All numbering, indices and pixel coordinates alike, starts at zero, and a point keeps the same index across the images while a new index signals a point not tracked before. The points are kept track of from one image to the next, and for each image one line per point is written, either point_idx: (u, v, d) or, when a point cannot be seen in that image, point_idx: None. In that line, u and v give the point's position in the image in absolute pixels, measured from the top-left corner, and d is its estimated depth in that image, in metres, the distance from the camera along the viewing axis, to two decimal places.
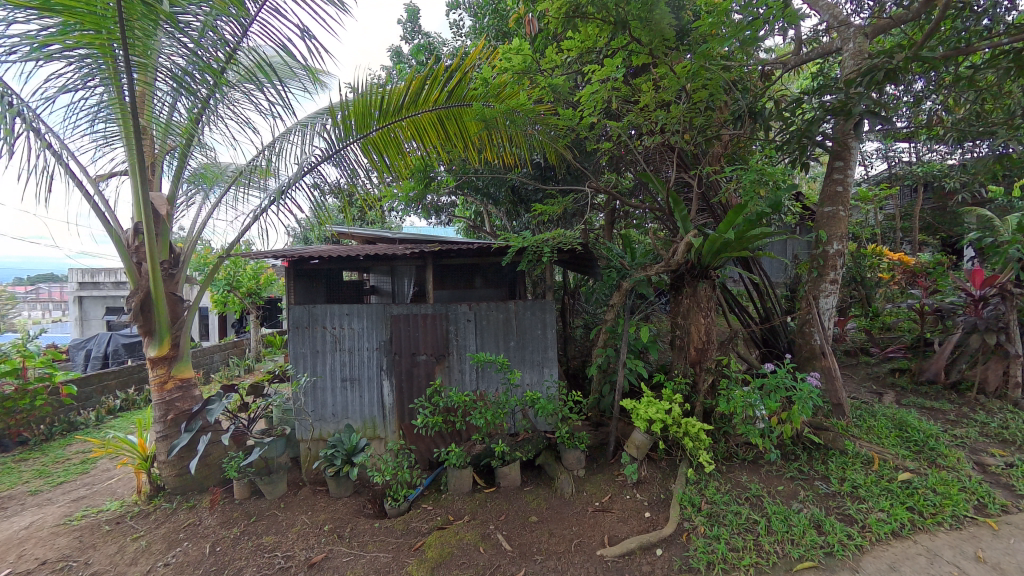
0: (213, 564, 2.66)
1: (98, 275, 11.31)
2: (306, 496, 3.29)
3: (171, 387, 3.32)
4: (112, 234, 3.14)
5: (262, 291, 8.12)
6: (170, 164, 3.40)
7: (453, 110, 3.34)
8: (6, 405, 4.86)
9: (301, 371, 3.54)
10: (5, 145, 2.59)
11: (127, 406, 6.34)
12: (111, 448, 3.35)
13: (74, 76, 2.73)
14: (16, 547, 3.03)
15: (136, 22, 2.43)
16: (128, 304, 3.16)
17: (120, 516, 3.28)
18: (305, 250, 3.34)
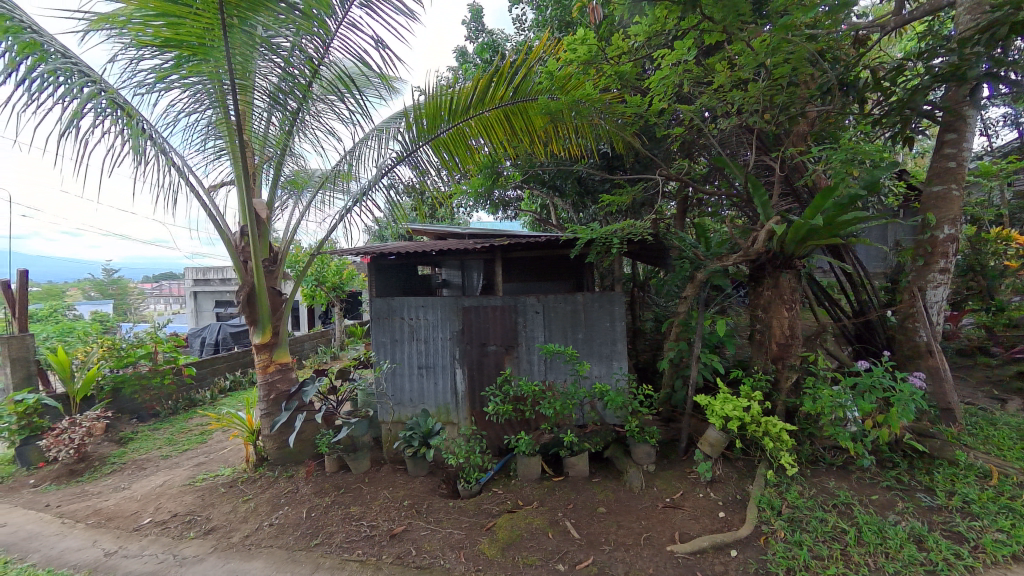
0: (310, 527, 2.98)
1: (208, 272, 12.87)
2: (387, 473, 3.56)
3: (272, 370, 3.73)
4: (223, 236, 3.58)
5: (344, 285, 8.83)
6: (267, 173, 3.81)
7: (519, 106, 3.39)
8: (143, 383, 5.73)
9: (383, 359, 3.84)
10: (141, 165, 3.05)
11: (235, 386, 7.22)
12: (225, 421, 3.86)
13: (190, 100, 3.15)
14: (155, 500, 3.61)
15: (237, 49, 2.74)
16: (237, 297, 3.58)
17: (232, 480, 3.78)
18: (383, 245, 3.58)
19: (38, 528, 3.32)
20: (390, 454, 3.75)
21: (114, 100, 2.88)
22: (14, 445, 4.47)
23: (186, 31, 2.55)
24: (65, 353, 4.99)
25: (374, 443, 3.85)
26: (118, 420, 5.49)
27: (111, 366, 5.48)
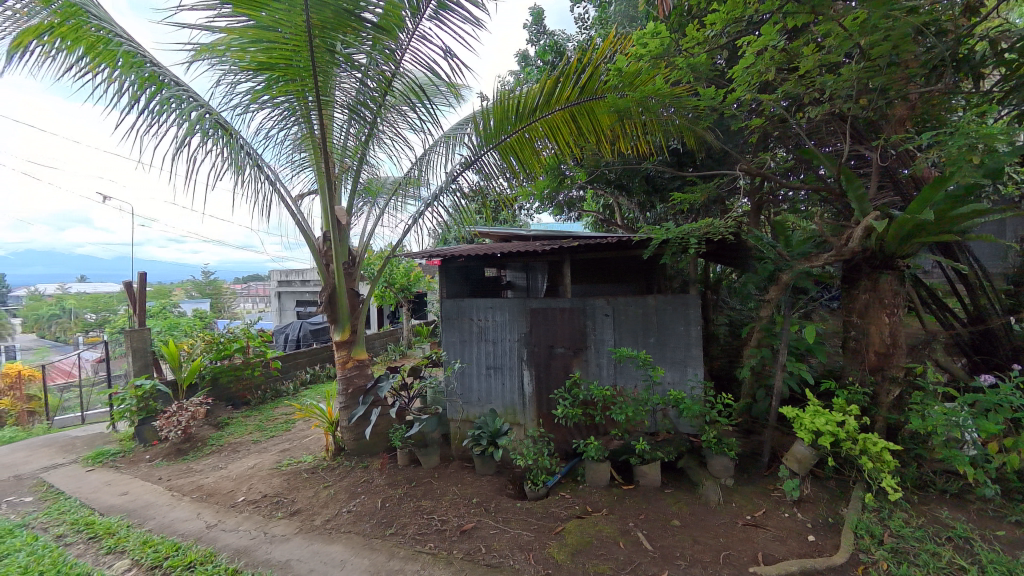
0: (384, 516, 3.13)
1: (291, 274, 14.02)
2: (455, 469, 3.66)
3: (350, 366, 3.96)
4: (309, 241, 3.86)
5: (411, 286, 9.24)
6: (346, 182, 4.07)
7: (585, 105, 3.32)
8: (237, 373, 6.36)
9: (453, 358, 3.97)
10: (240, 179, 3.37)
11: (314, 379, 7.80)
12: (308, 412, 4.16)
13: (281, 118, 3.43)
14: (248, 481, 3.97)
15: (322, 68, 2.95)
16: (321, 297, 3.84)
17: (314, 467, 4.06)
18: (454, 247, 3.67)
19: (155, 498, 3.78)
20: (457, 452, 3.85)
21: (217, 122, 3.19)
22: (135, 424, 5.14)
23: (277, 55, 2.78)
24: (176, 345, 5.66)
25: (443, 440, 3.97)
26: (216, 406, 6.12)
27: (211, 358, 6.12)
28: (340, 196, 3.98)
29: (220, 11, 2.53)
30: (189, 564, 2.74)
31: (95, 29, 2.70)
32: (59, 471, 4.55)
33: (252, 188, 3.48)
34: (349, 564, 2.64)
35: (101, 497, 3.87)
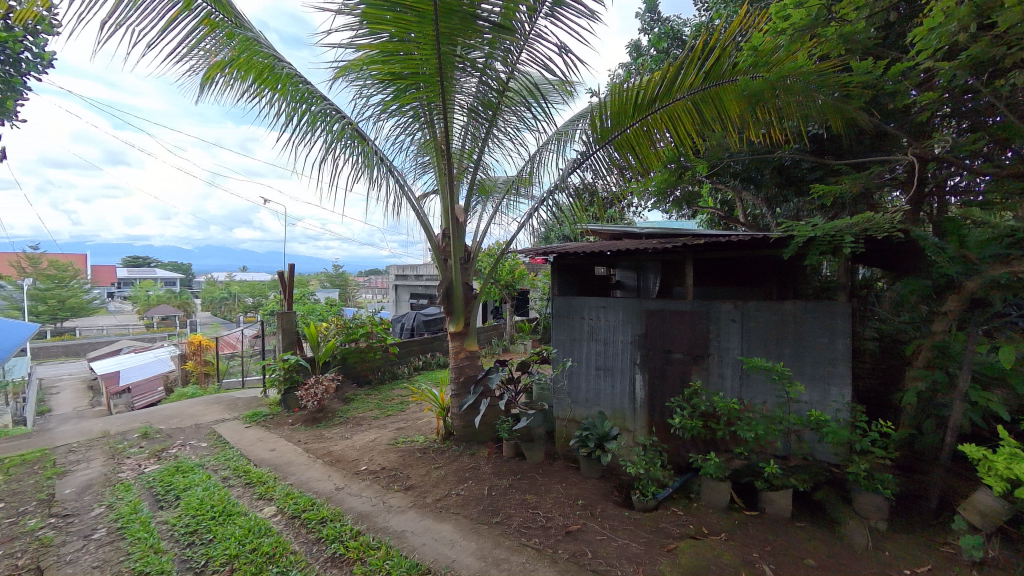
0: (490, 504, 3.24)
1: (407, 268, 15.37)
2: (560, 468, 3.69)
3: (463, 356, 4.18)
4: (430, 238, 4.14)
5: (516, 283, 9.50)
6: (465, 183, 4.29)
7: (711, 92, 3.02)
8: (362, 355, 7.14)
9: (563, 355, 3.97)
10: (373, 182, 3.72)
11: (426, 366, 8.44)
12: (423, 395, 4.49)
13: (409, 125, 3.72)
14: (371, 452, 4.42)
15: (448, 73, 3.12)
16: (439, 290, 4.12)
17: (426, 447, 4.38)
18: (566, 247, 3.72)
19: (297, 456, 4.40)
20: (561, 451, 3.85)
21: (354, 131, 3.56)
22: (282, 393, 6.03)
23: (407, 66, 2.98)
24: (315, 327, 6.52)
25: (546, 436, 4.00)
26: (345, 383, 6.94)
27: (342, 340, 6.95)
28: (457, 196, 4.22)
29: (359, 31, 2.77)
30: (323, 519, 3.12)
31: (263, 58, 3.06)
32: (228, 425, 5.53)
33: (384, 190, 3.83)
34: (456, 545, 2.78)
35: (257, 450, 4.62)
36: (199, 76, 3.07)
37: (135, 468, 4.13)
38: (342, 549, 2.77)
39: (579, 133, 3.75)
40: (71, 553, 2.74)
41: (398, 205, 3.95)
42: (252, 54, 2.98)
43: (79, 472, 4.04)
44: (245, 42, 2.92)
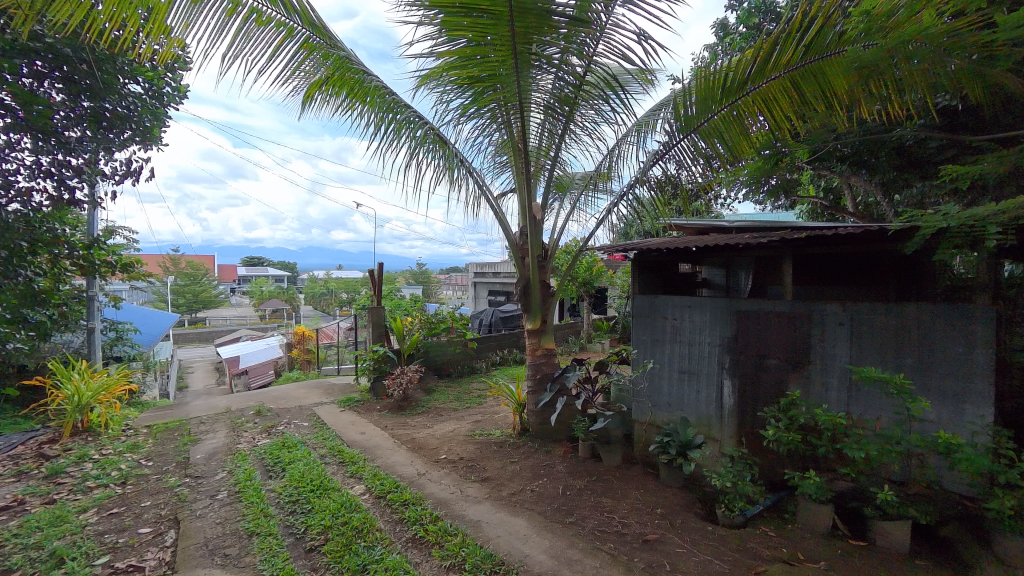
0: (564, 504, 3.23)
1: (485, 266, 15.81)
2: (637, 474, 3.58)
3: (540, 353, 4.19)
4: (508, 236, 4.21)
5: (593, 281, 9.35)
6: (542, 181, 4.29)
7: (814, 67, 2.69)
8: (442, 349, 7.48)
9: (643, 356, 3.83)
10: (454, 184, 3.86)
11: (502, 362, 8.64)
12: (500, 391, 4.59)
13: (486, 127, 3.80)
14: (451, 442, 4.62)
15: (524, 72, 3.12)
16: (517, 288, 4.17)
17: (502, 441, 4.48)
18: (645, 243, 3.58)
19: (384, 441, 4.72)
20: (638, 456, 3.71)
21: (436, 136, 3.72)
22: (371, 381, 6.52)
23: (485, 69, 3.05)
24: (400, 321, 6.95)
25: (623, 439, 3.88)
26: (427, 375, 7.33)
27: (425, 334, 7.34)
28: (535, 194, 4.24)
29: (439, 40, 2.87)
30: (405, 501, 3.31)
31: (354, 74, 3.28)
32: (325, 408, 6.09)
33: (464, 191, 3.96)
34: (529, 540, 2.80)
35: (350, 432, 5.05)
36: (300, 96, 3.29)
37: (251, 441, 4.70)
38: (422, 532, 2.92)
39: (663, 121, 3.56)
40: (201, 509, 3.20)
41: (477, 205, 4.07)
42: (344, 71, 3.21)
43: (208, 440, 4.70)
44: (338, 60, 3.15)
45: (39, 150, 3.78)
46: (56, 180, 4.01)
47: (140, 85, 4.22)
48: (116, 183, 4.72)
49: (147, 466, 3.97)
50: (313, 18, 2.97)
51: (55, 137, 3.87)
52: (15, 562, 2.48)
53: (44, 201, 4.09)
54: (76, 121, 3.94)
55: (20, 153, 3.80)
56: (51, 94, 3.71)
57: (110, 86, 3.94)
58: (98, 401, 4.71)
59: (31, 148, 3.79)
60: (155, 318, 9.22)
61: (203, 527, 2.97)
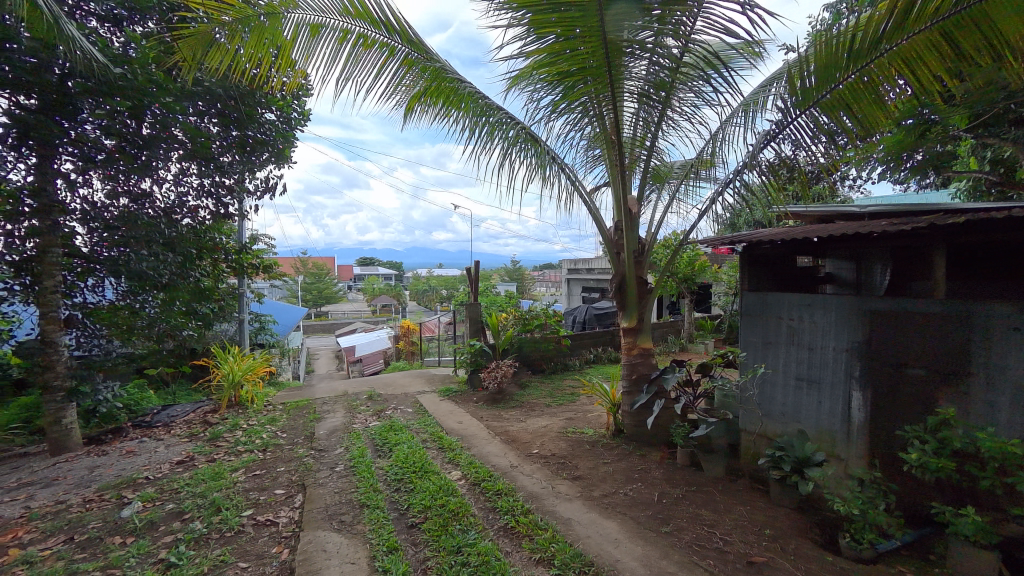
0: (659, 511, 3.07)
1: (579, 263, 15.69)
2: (743, 489, 3.27)
3: (635, 353, 4.03)
4: (602, 232, 4.09)
5: (695, 277, 8.74)
6: (637, 172, 4.08)
7: (977, 11, 2.16)
8: (536, 345, 7.58)
9: (753, 360, 3.49)
10: (546, 181, 3.85)
11: (596, 360, 8.49)
12: (593, 389, 4.51)
13: (577, 122, 3.70)
14: (543, 438, 4.66)
15: (615, 60, 2.98)
16: (611, 284, 4.05)
17: (595, 440, 4.41)
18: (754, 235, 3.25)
19: (480, 431, 4.94)
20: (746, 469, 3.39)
21: (527, 135, 3.71)
22: (468, 373, 6.85)
23: (575, 62, 2.96)
24: (495, 316, 7.20)
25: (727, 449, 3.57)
26: (522, 369, 7.49)
27: (519, 330, 7.50)
28: (630, 186, 4.05)
29: (528, 40, 2.85)
30: (498, 491, 3.42)
31: (449, 82, 3.37)
32: (427, 397, 6.55)
33: (556, 188, 3.92)
34: (621, 545, 2.70)
35: (449, 420, 5.37)
36: (403, 109, 3.44)
37: (364, 422, 5.24)
38: (513, 522, 2.99)
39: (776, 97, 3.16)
40: (323, 478, 3.65)
41: (569, 202, 4.01)
42: (440, 82, 3.32)
43: (329, 419, 5.34)
44: (435, 71, 3.29)
45: (203, 174, 4.51)
46: (215, 199, 4.83)
47: (274, 114, 4.93)
48: (259, 198, 5.58)
49: (282, 437, 4.64)
50: (410, 34, 3.15)
51: (213, 162, 4.58)
52: (188, 506, 3.07)
53: (208, 216, 4.96)
54: (228, 147, 4.65)
55: (191, 178, 4.50)
56: (210, 128, 4.43)
57: (252, 117, 4.67)
58: (247, 380, 5.61)
59: (197, 173, 4.49)
60: (291, 310, 10.71)
61: (324, 494, 3.38)
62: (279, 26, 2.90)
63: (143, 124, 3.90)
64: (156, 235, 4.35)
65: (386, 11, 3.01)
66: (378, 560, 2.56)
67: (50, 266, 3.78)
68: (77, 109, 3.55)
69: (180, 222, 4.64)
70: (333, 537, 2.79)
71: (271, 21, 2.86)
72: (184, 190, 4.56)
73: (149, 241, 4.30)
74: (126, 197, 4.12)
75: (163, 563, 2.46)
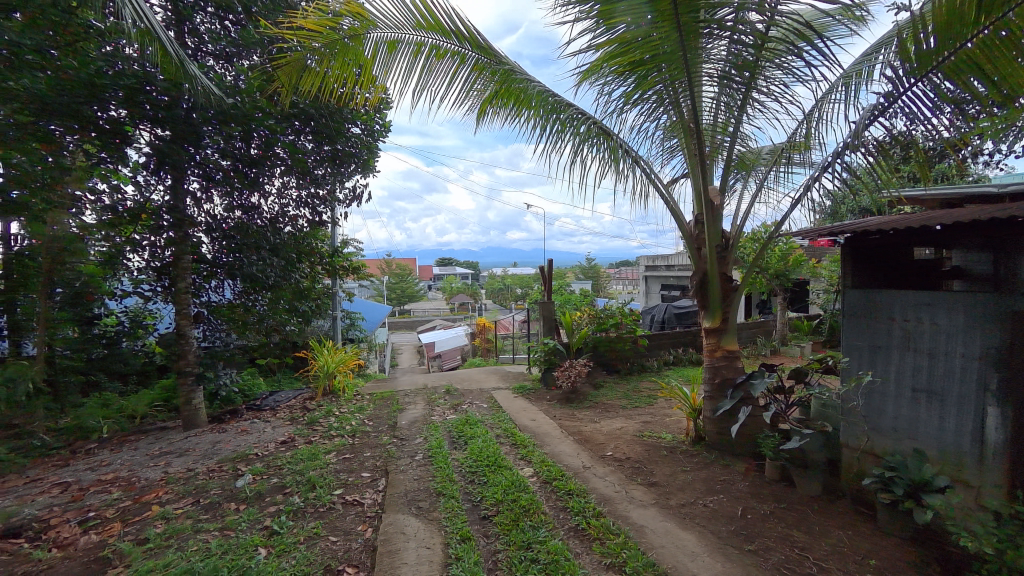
0: (742, 527, 2.84)
1: (658, 259, 15.02)
2: (845, 511, 2.92)
3: (719, 355, 3.75)
4: (681, 226, 3.87)
5: (790, 273, 7.92)
6: (720, 163, 3.79)
7: None
8: (610, 344, 7.39)
9: (857, 367, 3.06)
10: (619, 176, 3.72)
11: (676, 361, 8.08)
12: (671, 393, 4.29)
13: (651, 113, 3.53)
14: (617, 440, 4.55)
15: (691, 42, 2.80)
16: (691, 281, 3.81)
17: (673, 446, 4.20)
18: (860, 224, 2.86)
19: (553, 430, 4.93)
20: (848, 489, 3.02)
21: (599, 129, 3.62)
22: (542, 371, 6.89)
23: (647, 50, 2.85)
24: (569, 315, 7.15)
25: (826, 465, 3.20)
26: (596, 369, 7.36)
27: (594, 329, 7.37)
28: (711, 176, 3.78)
29: (598, 31, 2.84)
30: (569, 491, 3.40)
31: (519, 83, 3.42)
32: (502, 393, 6.71)
33: (630, 182, 3.76)
34: (698, 559, 2.54)
35: (522, 418, 5.44)
36: (475, 113, 3.54)
37: (442, 415, 5.50)
38: (583, 524, 2.95)
39: (885, 64, 2.71)
40: (403, 465, 3.90)
41: (644, 195, 3.83)
42: (510, 83, 3.38)
43: (411, 410, 5.69)
44: (505, 74, 3.35)
45: (300, 186, 5.03)
46: (311, 209, 5.37)
47: (359, 127, 5.34)
48: (348, 206, 6.10)
49: (369, 425, 5.04)
50: (480, 40, 3.24)
51: (309, 175, 5.05)
52: (289, 482, 3.46)
53: (306, 224, 5.53)
54: (321, 161, 5.10)
55: (291, 191, 5.07)
56: (305, 144, 4.93)
57: (340, 132, 5.09)
58: (340, 371, 6.16)
59: (295, 187, 5.04)
60: (377, 308, 11.54)
61: (405, 481, 3.61)
62: (361, 45, 3.14)
63: (252, 145, 4.48)
64: (263, 241, 5.01)
65: (457, 20, 3.11)
66: (451, 548, 2.68)
67: (185, 271, 4.46)
68: (199, 136, 4.09)
69: (283, 230, 5.23)
70: (412, 521, 2.98)
71: (354, 42, 3.11)
72: (286, 201, 5.13)
73: (258, 246, 4.98)
74: (240, 210, 4.78)
75: (268, 529, 2.80)
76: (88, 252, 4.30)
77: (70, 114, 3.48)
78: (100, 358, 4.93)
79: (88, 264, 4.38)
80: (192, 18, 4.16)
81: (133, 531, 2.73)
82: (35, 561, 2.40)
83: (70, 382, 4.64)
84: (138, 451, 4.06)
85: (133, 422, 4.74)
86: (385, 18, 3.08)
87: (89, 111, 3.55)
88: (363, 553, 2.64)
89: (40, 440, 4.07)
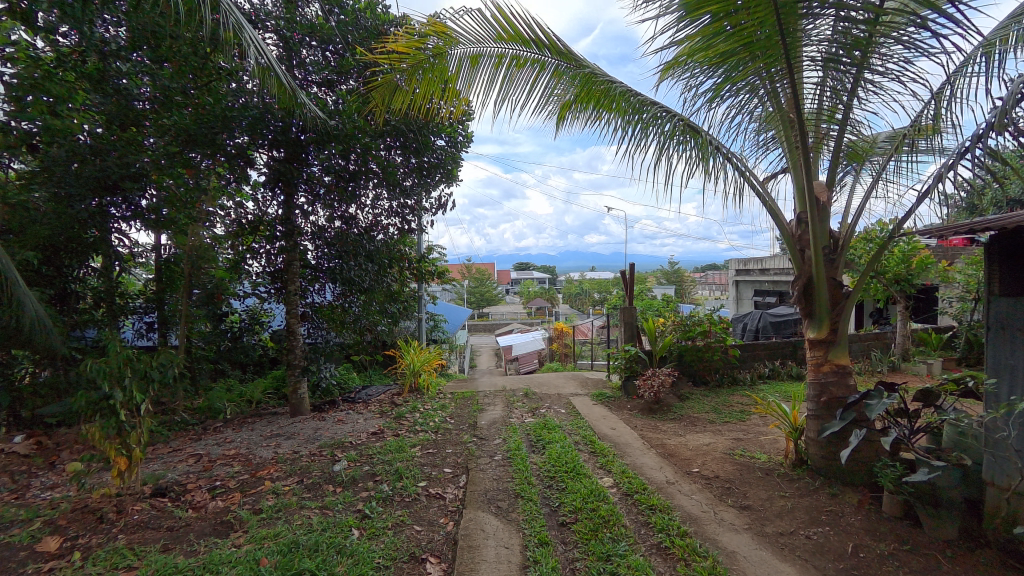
0: (854, 566, 2.51)
1: (750, 262, 13.84)
2: (991, 561, 2.46)
3: (826, 370, 3.35)
4: (780, 226, 3.54)
5: (916, 278, 6.86)
6: (825, 156, 3.40)
7: None
8: (698, 354, 6.92)
9: (1009, 391, 2.55)
10: (709, 174, 3.49)
11: (772, 374, 7.37)
12: (769, 410, 3.90)
13: (743, 106, 3.28)
14: (703, 456, 4.26)
15: (789, 26, 2.57)
16: (793, 288, 3.46)
17: (770, 469, 3.83)
18: (1011, 216, 2.38)
19: (634, 441, 4.77)
20: (995, 537, 2.53)
21: (686, 126, 3.42)
22: (623, 379, 6.67)
23: (738, 40, 2.66)
24: (652, 322, 6.83)
25: (965, 505, 2.72)
26: (682, 379, 6.96)
27: (679, 336, 6.96)
28: (816, 171, 3.40)
29: (681, 25, 2.74)
30: (652, 506, 3.25)
31: (600, 85, 3.38)
32: (580, 399, 6.61)
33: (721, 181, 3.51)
34: None
35: (602, 426, 5.31)
36: (555, 119, 3.56)
37: (520, 417, 5.57)
38: (667, 542, 2.80)
39: None
40: (482, 464, 4.02)
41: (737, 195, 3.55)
42: (591, 85, 3.35)
43: (489, 411, 5.83)
44: (585, 77, 3.32)
45: (391, 197, 5.38)
46: (401, 218, 5.71)
47: (444, 140, 5.64)
48: (434, 214, 6.42)
49: (451, 423, 5.26)
50: (560, 46, 3.26)
51: (400, 186, 5.39)
52: (378, 470, 3.73)
53: (396, 232, 5.89)
54: (410, 172, 5.45)
55: (384, 202, 5.44)
56: (395, 158, 5.31)
57: (427, 145, 5.42)
58: (425, 370, 6.52)
59: (387, 198, 5.39)
60: (458, 311, 12.01)
61: (485, 479, 3.71)
62: (445, 62, 3.34)
63: (351, 161, 4.86)
64: (360, 248, 5.42)
65: (535, 28, 3.16)
66: (529, 550, 2.70)
67: (295, 275, 5.02)
68: (307, 155, 4.65)
69: (376, 238, 5.64)
70: (491, 519, 3.06)
71: (439, 59, 3.32)
72: (379, 211, 5.53)
73: (355, 253, 5.41)
74: (340, 221, 5.22)
75: (361, 512, 3.05)
76: (217, 259, 5.09)
77: (208, 143, 4.12)
78: (226, 349, 5.72)
79: (218, 270, 5.15)
80: (300, 52, 4.73)
81: (250, 501, 3.14)
82: (178, 518, 2.86)
83: (203, 368, 5.44)
84: (254, 432, 4.64)
85: (250, 406, 5.41)
86: (468, 34, 3.25)
87: (221, 139, 4.15)
88: (445, 544, 2.77)
89: (181, 417, 4.83)
